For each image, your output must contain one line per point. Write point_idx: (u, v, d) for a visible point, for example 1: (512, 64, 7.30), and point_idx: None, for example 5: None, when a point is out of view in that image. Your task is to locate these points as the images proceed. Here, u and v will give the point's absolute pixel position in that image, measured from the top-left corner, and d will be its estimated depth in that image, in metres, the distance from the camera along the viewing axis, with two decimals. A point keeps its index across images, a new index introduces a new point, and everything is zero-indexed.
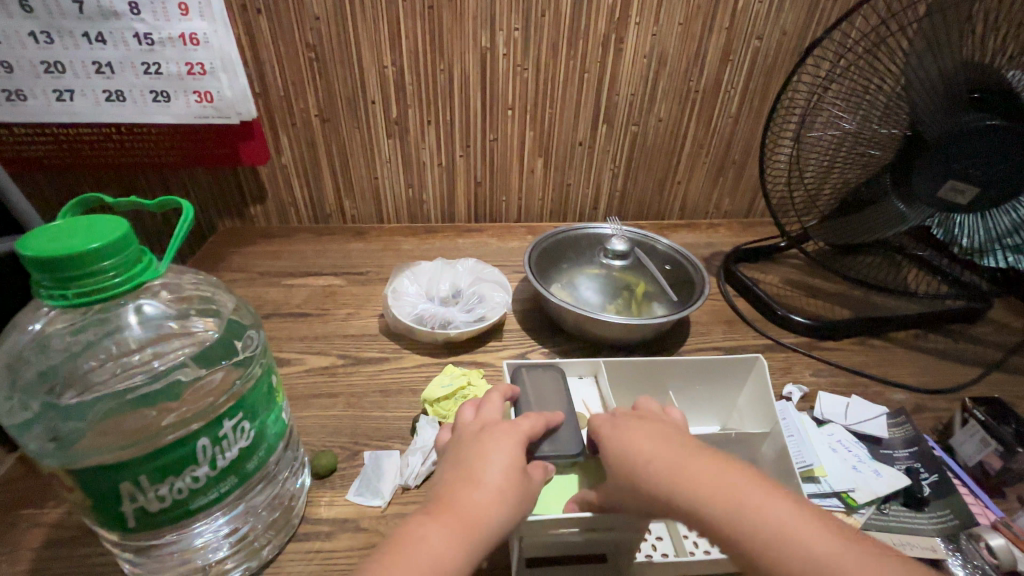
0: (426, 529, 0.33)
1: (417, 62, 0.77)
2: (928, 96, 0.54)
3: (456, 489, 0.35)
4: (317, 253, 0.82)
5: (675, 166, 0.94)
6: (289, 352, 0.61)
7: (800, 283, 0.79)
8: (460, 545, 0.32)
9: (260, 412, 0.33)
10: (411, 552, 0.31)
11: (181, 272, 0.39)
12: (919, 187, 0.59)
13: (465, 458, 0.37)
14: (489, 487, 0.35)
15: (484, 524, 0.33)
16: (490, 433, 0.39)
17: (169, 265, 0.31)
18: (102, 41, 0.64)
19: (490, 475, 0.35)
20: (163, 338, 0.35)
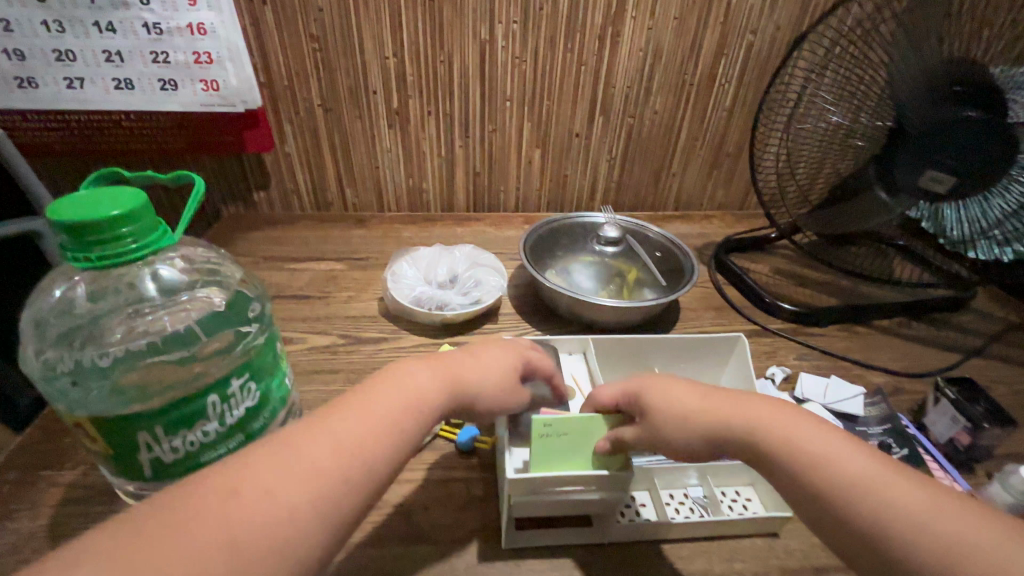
0: (422, 368, 0.38)
1: (418, 53, 0.79)
2: (909, 90, 0.56)
3: (461, 357, 0.41)
4: (320, 239, 0.85)
5: (670, 158, 0.96)
6: (292, 331, 0.63)
7: (790, 272, 0.81)
8: (444, 388, 0.38)
9: (265, 375, 0.35)
10: (396, 383, 0.36)
11: (193, 246, 0.42)
12: (900, 179, 0.61)
13: (477, 348, 0.43)
14: (484, 367, 0.41)
15: (468, 389, 0.39)
16: (506, 343, 0.45)
17: (182, 236, 0.33)
18: (112, 31, 0.66)
19: (489, 362, 0.41)
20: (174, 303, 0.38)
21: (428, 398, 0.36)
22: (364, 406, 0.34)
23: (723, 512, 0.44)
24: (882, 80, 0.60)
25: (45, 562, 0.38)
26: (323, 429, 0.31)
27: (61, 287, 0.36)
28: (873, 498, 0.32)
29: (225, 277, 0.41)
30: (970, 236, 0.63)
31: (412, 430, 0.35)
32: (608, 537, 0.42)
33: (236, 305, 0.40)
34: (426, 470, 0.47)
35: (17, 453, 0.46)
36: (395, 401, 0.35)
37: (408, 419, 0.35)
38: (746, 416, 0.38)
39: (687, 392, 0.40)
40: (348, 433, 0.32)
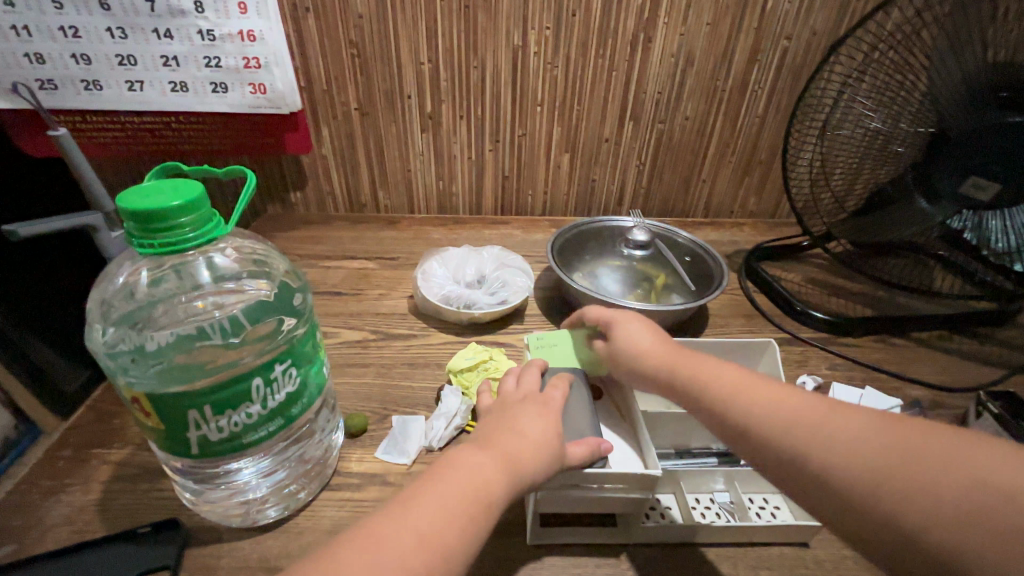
0: (478, 457, 0.37)
1: (452, 59, 0.82)
2: (951, 95, 0.56)
3: (503, 434, 0.39)
4: (352, 239, 0.87)
5: (699, 165, 0.95)
6: (326, 325, 0.65)
7: (822, 282, 0.79)
8: (502, 469, 0.36)
9: (305, 364, 0.37)
10: (457, 472, 0.36)
11: (244, 237, 0.45)
12: (941, 183, 0.60)
13: (511, 416, 0.41)
14: (531, 433, 0.39)
15: (526, 461, 0.37)
16: (538, 401, 0.43)
17: (234, 227, 0.35)
18: (169, 37, 0.70)
19: (533, 429, 0.40)
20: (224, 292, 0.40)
21: (492, 486, 0.35)
22: (434, 484, 0.35)
23: (751, 517, 0.44)
24: (925, 88, 0.58)
25: (96, 533, 0.40)
26: (400, 517, 0.32)
27: (125, 272, 0.39)
28: (823, 431, 0.34)
29: (271, 269, 0.43)
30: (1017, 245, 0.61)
31: (482, 525, 0.34)
32: (632, 538, 0.42)
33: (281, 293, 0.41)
34: None
35: (73, 430, 0.49)
36: (459, 495, 0.34)
37: (478, 512, 0.34)
38: (695, 368, 0.42)
39: (646, 330, 0.47)
40: (425, 527, 0.32)
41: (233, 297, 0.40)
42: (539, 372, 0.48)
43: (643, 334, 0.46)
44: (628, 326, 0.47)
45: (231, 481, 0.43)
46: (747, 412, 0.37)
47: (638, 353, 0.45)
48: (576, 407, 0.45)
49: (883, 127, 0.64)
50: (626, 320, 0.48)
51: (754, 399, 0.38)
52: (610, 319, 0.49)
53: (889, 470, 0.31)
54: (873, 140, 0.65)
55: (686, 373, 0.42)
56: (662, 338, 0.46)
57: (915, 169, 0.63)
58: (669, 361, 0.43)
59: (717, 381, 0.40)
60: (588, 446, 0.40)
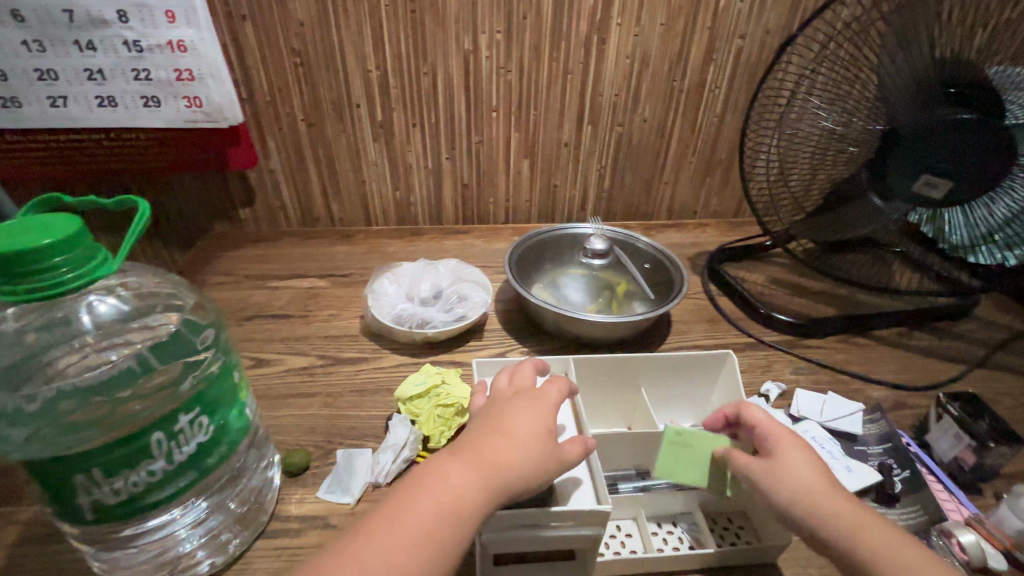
0: (455, 468, 0.35)
1: (401, 65, 0.79)
2: (902, 95, 0.55)
3: (490, 435, 0.37)
4: (303, 257, 0.83)
5: (660, 166, 0.94)
6: (271, 352, 0.61)
7: (785, 282, 0.79)
8: (481, 481, 0.35)
9: (220, 409, 0.33)
10: (432, 487, 0.34)
11: (143, 270, 0.41)
12: (893, 183, 0.59)
13: (502, 414, 0.39)
14: (518, 439, 0.37)
15: (509, 472, 0.36)
16: (534, 396, 0.41)
17: (124, 262, 0.32)
18: (92, 49, 0.66)
19: (520, 432, 0.38)
20: (124, 332, 0.37)
21: (468, 500, 0.34)
22: (407, 506, 0.33)
23: (712, 542, 0.42)
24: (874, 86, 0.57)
25: None
26: (361, 544, 0.31)
27: None
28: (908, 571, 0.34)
29: (167, 303, 0.39)
30: (971, 240, 0.61)
31: (454, 543, 0.32)
32: (591, 573, 0.40)
33: (188, 332, 0.38)
34: None
35: None
36: (433, 511, 0.33)
37: (450, 530, 0.33)
38: (845, 511, 0.36)
39: (810, 464, 0.39)
40: (378, 559, 0.31)
41: (138, 338, 0.37)
42: (537, 370, 0.45)
43: (804, 472, 0.38)
44: (789, 456, 0.39)
45: (152, 540, 0.39)
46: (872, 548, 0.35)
47: (797, 491, 0.37)
48: None
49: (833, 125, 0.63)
50: (793, 450, 0.39)
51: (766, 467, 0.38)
52: (769, 439, 0.40)
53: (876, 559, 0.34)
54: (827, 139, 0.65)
55: (850, 519, 0.36)
56: (826, 477, 0.38)
57: (867, 170, 0.62)
58: (812, 492, 0.37)
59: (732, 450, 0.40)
60: (582, 445, 0.39)
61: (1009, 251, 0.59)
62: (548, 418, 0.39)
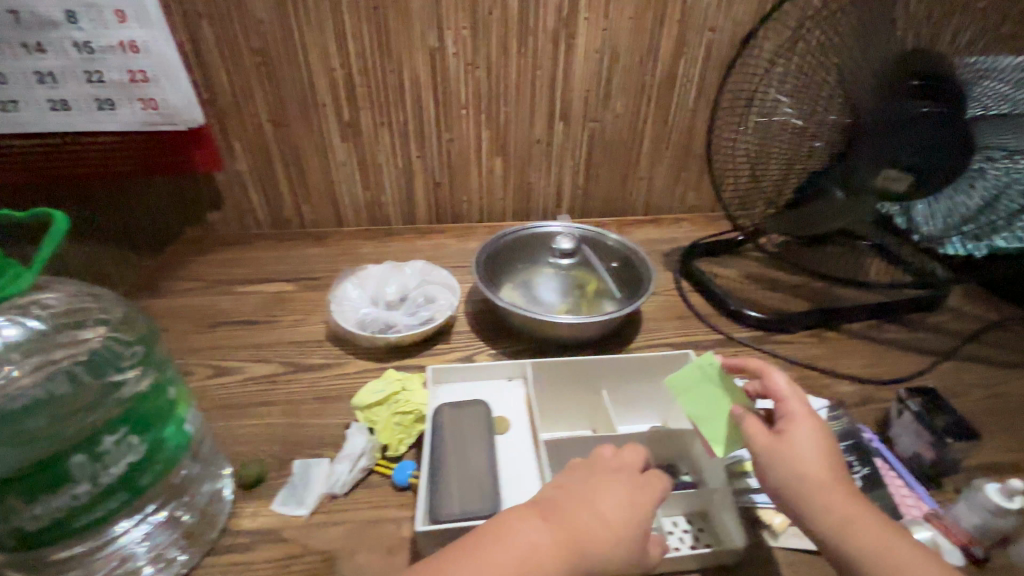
0: (537, 530, 0.33)
1: (366, 63, 0.77)
2: (866, 88, 0.52)
3: (579, 504, 0.35)
4: (272, 260, 0.81)
5: (635, 161, 0.93)
6: (232, 360, 0.60)
7: (761, 276, 0.77)
8: (562, 550, 0.32)
9: (150, 427, 0.34)
10: (510, 547, 0.32)
11: (73, 287, 0.41)
12: (855, 175, 0.57)
13: (590, 479, 0.37)
14: (609, 516, 0.34)
15: (592, 548, 0.33)
16: (636, 478, 0.37)
17: (36, 278, 0.33)
18: (42, 51, 0.64)
19: (612, 509, 0.35)
20: (47, 348, 0.35)
21: (546, 567, 0.31)
22: (486, 554, 0.31)
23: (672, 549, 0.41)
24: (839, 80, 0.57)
25: None
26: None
27: None
28: None
29: (92, 319, 0.38)
30: (942, 231, 0.61)
31: None
32: None
33: (118, 347, 0.37)
34: (359, 510, 0.44)
35: None
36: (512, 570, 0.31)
37: None
38: (847, 506, 0.37)
39: (822, 447, 0.39)
40: None
41: (65, 349, 0.36)
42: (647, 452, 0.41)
43: (811, 453, 0.38)
44: (799, 437, 0.39)
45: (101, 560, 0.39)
46: (872, 546, 0.35)
47: (799, 476, 0.38)
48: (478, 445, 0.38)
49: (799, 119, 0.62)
50: (804, 430, 0.40)
51: (825, 489, 0.37)
52: (783, 414, 0.41)
53: None
54: (796, 134, 0.64)
55: (850, 515, 0.36)
56: (836, 465, 0.38)
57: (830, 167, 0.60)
58: (813, 480, 0.38)
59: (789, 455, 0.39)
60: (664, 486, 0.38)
61: (976, 242, 0.62)
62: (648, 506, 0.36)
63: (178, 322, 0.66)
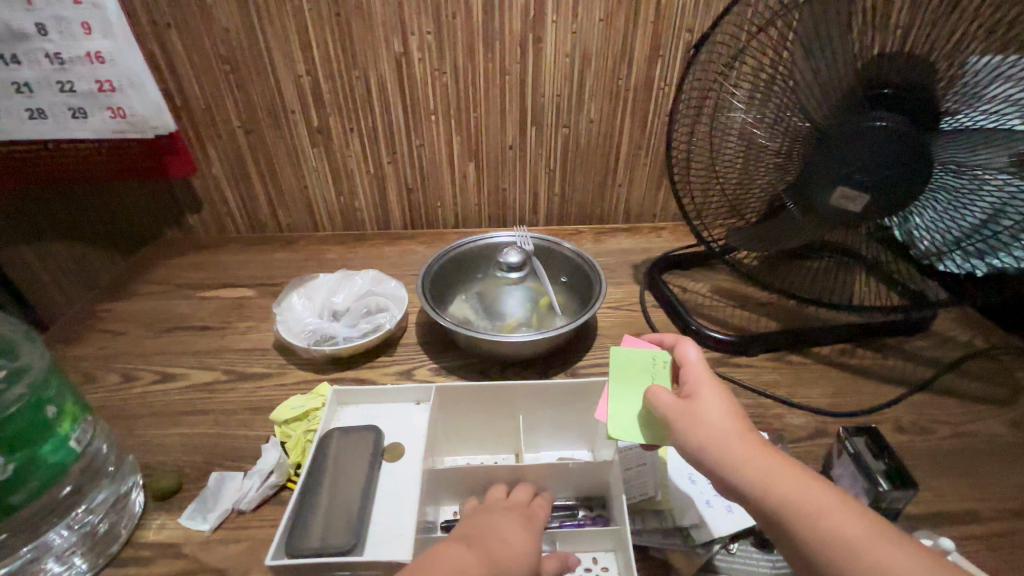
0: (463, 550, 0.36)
1: (332, 70, 0.77)
2: (814, 99, 0.50)
3: (489, 528, 0.38)
4: (240, 264, 0.82)
5: (613, 168, 0.90)
6: (178, 366, 0.61)
7: (732, 293, 0.74)
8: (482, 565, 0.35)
9: (22, 445, 0.34)
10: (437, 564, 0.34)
11: None
12: (812, 192, 0.55)
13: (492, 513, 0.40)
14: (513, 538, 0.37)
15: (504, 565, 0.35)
16: (519, 512, 0.40)
17: None
18: (17, 62, 0.67)
19: (513, 534, 0.38)
20: None
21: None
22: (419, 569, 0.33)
23: None
24: (784, 90, 0.52)
25: None
26: None
27: None
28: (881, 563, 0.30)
29: None
30: (942, 247, 0.54)
31: None
32: None
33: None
34: (261, 527, 0.44)
35: None
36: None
37: None
38: (762, 457, 0.36)
39: (728, 406, 0.39)
40: None
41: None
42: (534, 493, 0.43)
43: (719, 411, 0.38)
44: (705, 398, 0.39)
45: None
46: (790, 494, 0.34)
47: (710, 431, 0.37)
48: (350, 484, 0.40)
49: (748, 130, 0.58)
50: (710, 391, 0.39)
51: (732, 444, 0.36)
52: (690, 380, 0.41)
53: (843, 548, 0.31)
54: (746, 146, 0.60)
55: (766, 466, 0.35)
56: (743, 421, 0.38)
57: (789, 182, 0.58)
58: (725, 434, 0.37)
59: (696, 414, 0.38)
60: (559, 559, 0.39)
61: (981, 259, 0.53)
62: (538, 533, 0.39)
63: (137, 326, 0.68)
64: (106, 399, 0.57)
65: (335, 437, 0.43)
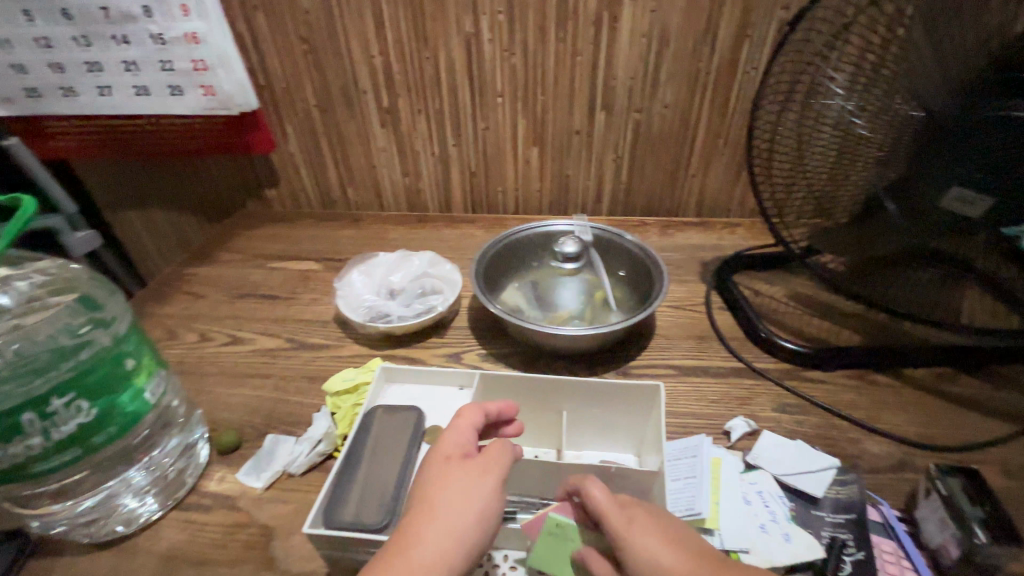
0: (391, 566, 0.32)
1: (403, 51, 0.78)
2: (926, 84, 0.44)
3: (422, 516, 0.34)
4: (309, 238, 0.86)
5: (686, 157, 0.84)
6: (248, 331, 0.65)
7: (810, 299, 0.67)
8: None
9: (103, 393, 0.37)
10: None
11: (65, 263, 0.46)
12: (918, 189, 0.47)
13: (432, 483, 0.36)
14: (450, 524, 0.34)
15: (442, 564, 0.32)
16: (452, 473, 0.36)
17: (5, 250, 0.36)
18: (127, 42, 0.73)
19: (449, 516, 0.34)
20: (34, 309, 0.41)
21: None
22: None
23: None
24: (897, 70, 0.46)
25: None
26: None
27: None
28: None
29: (80, 287, 0.44)
30: None
31: None
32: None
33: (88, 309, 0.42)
34: (307, 492, 0.46)
35: None
36: None
37: None
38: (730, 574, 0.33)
39: (657, 534, 0.35)
40: None
41: (41, 313, 0.41)
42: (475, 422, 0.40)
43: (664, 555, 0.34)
44: (638, 548, 0.34)
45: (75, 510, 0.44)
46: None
47: None
48: (388, 462, 0.41)
49: (844, 117, 0.52)
50: (640, 537, 0.34)
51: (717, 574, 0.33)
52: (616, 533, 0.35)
53: None
54: (838, 134, 0.53)
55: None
56: (679, 545, 0.34)
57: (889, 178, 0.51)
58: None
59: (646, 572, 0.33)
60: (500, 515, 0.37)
61: None
62: (480, 495, 0.35)
63: (216, 290, 0.73)
64: (185, 355, 0.62)
65: (378, 413, 0.45)
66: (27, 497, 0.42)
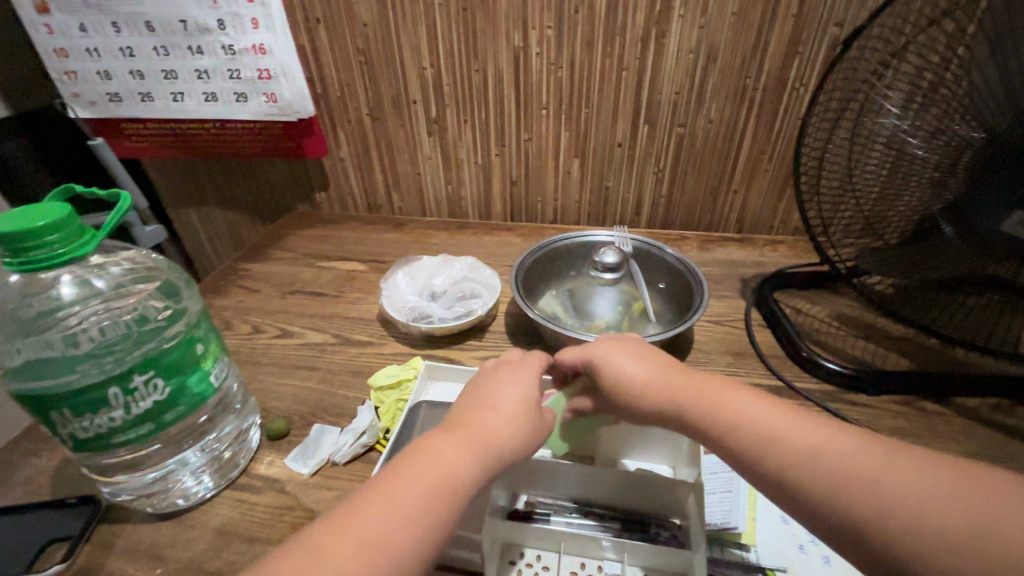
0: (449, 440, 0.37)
1: (453, 64, 0.81)
2: (987, 103, 0.43)
3: (477, 405, 0.40)
4: (355, 240, 0.90)
5: (729, 173, 0.84)
6: (297, 325, 0.69)
7: (854, 320, 0.66)
8: (472, 452, 0.37)
9: (176, 373, 0.40)
10: (424, 460, 0.36)
11: (146, 254, 0.51)
12: (977, 217, 0.46)
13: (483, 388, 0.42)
14: (502, 410, 0.40)
15: (495, 443, 0.38)
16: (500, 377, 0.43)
17: (102, 241, 0.39)
18: (201, 53, 0.78)
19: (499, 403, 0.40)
20: (121, 296, 0.46)
21: (458, 472, 0.35)
22: (422, 455, 0.36)
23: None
24: (959, 88, 0.45)
25: (42, 497, 0.48)
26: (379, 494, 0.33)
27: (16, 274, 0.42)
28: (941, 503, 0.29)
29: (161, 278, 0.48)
30: None
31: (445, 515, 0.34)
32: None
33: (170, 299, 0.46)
34: (350, 481, 0.48)
35: None
36: (427, 479, 0.34)
37: (443, 498, 0.34)
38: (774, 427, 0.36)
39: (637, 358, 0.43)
40: (403, 504, 0.33)
41: (129, 299, 0.45)
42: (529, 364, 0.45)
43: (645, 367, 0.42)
44: (620, 363, 0.43)
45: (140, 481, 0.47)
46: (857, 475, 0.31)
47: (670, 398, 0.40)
48: None
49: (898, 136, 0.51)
50: (620, 357, 0.43)
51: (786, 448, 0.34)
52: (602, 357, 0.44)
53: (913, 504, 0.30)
54: (891, 152, 0.53)
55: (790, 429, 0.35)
56: (658, 363, 0.43)
57: (945, 201, 0.50)
58: (680, 392, 0.40)
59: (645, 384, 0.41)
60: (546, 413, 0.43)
61: None
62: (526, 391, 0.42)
63: (268, 286, 0.77)
64: (239, 344, 0.66)
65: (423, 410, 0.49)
66: (103, 465, 0.46)
